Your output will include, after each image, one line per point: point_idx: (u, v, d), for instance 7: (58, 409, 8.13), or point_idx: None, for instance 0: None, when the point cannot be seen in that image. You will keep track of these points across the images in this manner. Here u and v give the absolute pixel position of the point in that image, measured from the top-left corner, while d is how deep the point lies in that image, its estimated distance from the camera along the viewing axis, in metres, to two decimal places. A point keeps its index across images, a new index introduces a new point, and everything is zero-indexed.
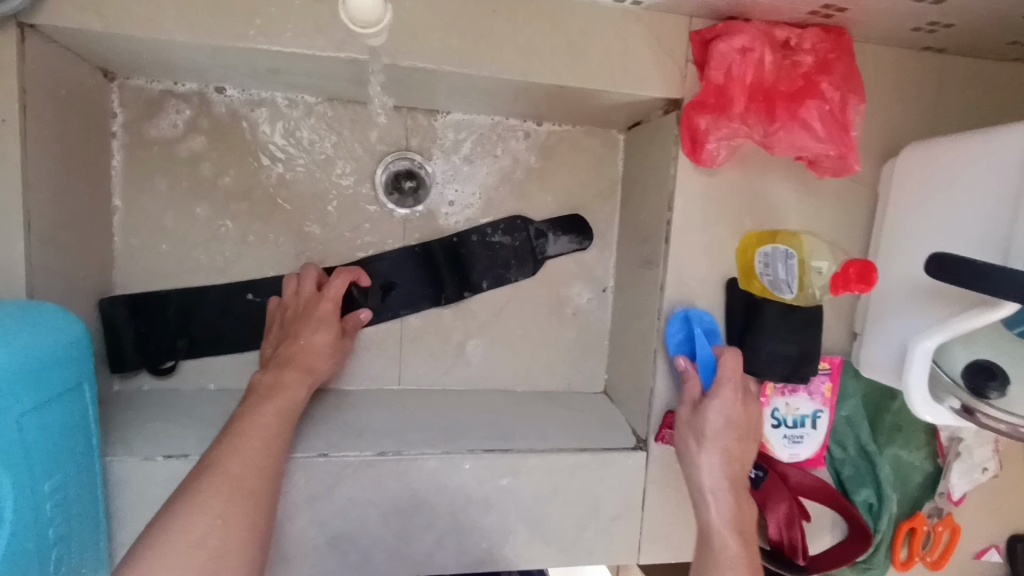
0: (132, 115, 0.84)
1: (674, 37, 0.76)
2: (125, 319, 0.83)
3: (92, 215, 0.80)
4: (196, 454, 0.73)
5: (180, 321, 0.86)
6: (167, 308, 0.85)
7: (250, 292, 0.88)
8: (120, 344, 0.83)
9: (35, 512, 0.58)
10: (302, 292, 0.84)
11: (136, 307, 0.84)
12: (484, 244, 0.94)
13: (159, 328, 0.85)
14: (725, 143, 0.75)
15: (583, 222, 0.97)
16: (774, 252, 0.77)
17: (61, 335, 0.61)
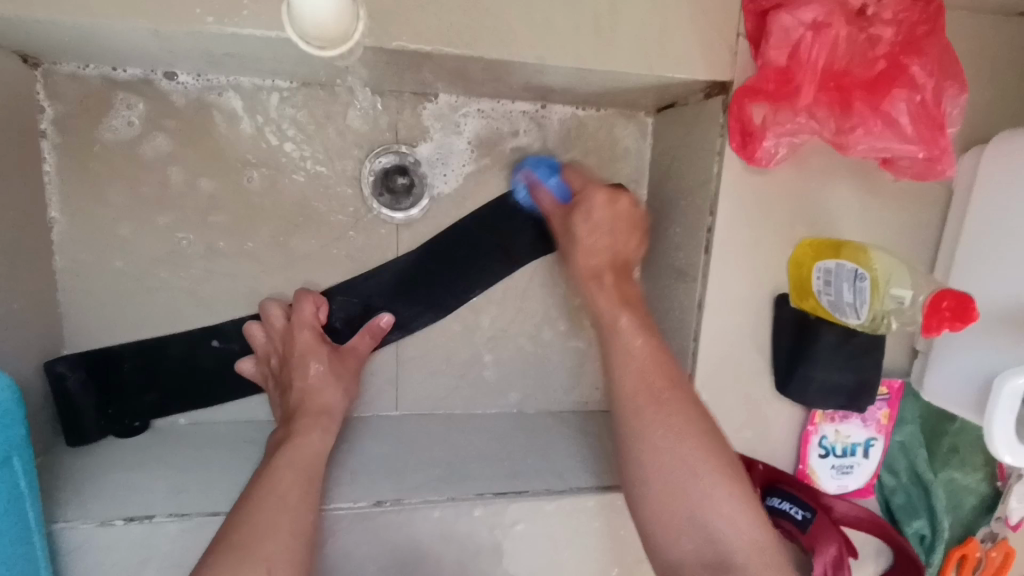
0: (66, 109, 0.70)
1: (724, 7, 0.62)
2: (83, 383, 0.71)
3: (24, 234, 0.66)
4: (164, 515, 0.63)
5: (148, 377, 0.74)
6: (131, 362, 0.74)
7: (215, 339, 0.76)
8: (80, 414, 0.71)
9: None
10: (273, 327, 0.74)
11: (93, 366, 0.72)
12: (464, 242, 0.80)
13: (125, 389, 0.73)
14: (786, 139, 0.63)
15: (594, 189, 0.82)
16: (839, 267, 0.64)
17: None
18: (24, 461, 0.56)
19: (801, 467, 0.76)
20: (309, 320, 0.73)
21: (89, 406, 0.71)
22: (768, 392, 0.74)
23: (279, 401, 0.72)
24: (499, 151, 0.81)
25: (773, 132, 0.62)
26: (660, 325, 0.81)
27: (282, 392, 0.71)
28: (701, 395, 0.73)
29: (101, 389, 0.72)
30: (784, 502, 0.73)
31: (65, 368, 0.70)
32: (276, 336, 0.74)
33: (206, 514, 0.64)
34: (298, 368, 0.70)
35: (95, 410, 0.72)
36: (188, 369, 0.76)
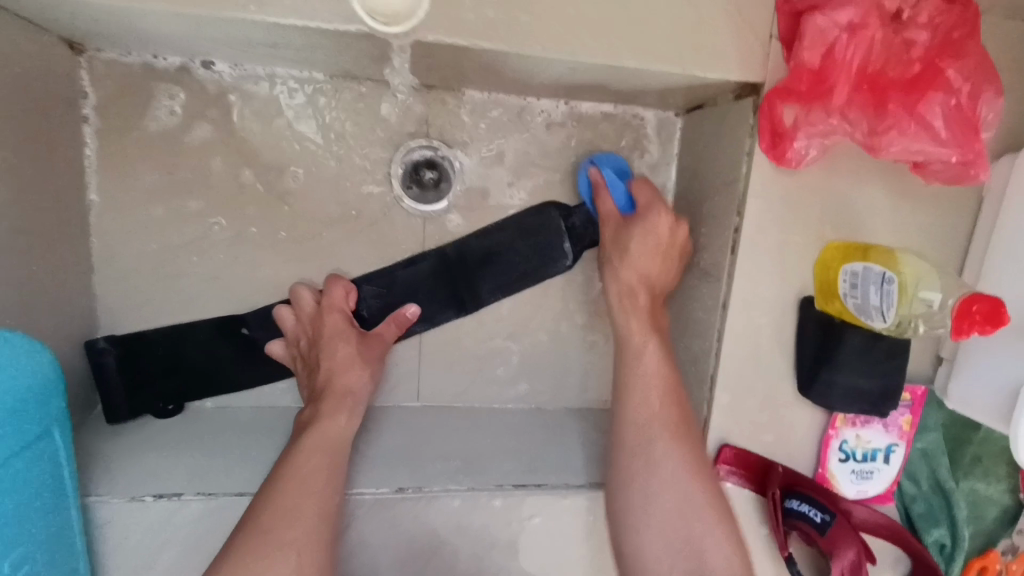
0: (107, 95, 0.72)
1: (757, 9, 0.63)
2: (117, 364, 0.73)
3: (63, 214, 0.68)
4: (191, 493, 0.64)
5: (177, 363, 0.75)
6: (164, 346, 0.75)
7: (244, 326, 0.77)
8: (112, 393, 0.73)
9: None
10: (303, 310, 0.75)
11: (129, 348, 0.74)
12: (493, 246, 0.81)
13: (154, 373, 0.75)
14: (817, 140, 0.63)
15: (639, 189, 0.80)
16: (867, 270, 0.64)
17: (15, 374, 0.52)
18: (64, 436, 0.58)
19: (821, 471, 0.76)
20: (339, 304, 0.75)
21: (121, 386, 0.73)
22: (790, 394, 0.74)
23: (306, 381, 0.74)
24: (526, 149, 0.82)
25: (803, 133, 0.63)
26: (682, 325, 0.81)
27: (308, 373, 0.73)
28: (723, 395, 0.73)
29: (132, 370, 0.74)
30: (802, 504, 0.73)
31: (102, 347, 0.73)
32: (305, 319, 0.75)
33: (232, 494, 0.65)
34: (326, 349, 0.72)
35: (126, 390, 0.74)
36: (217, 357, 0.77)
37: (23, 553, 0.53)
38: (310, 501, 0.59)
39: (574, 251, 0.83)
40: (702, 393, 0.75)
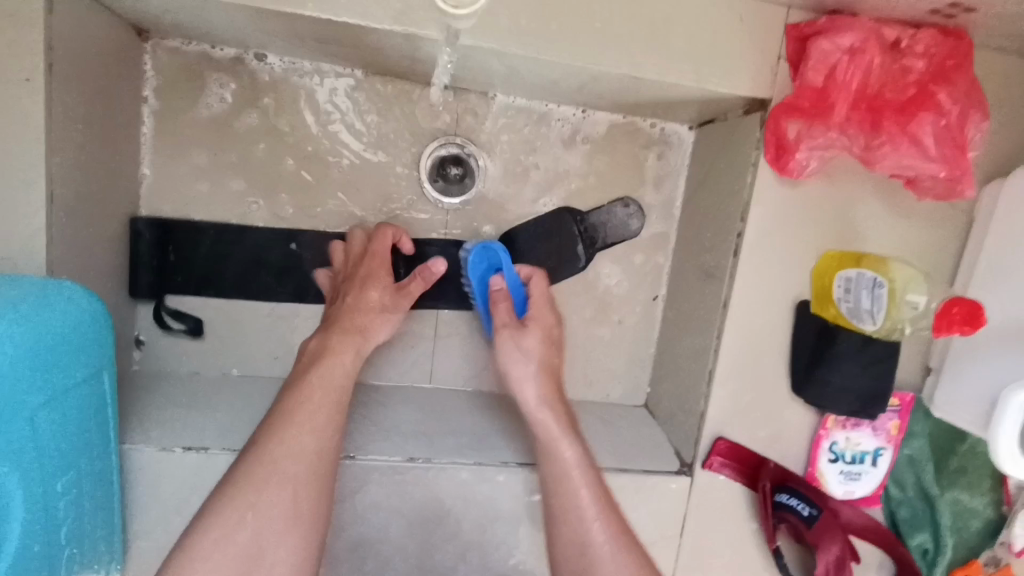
0: (167, 79, 0.78)
1: (768, 31, 0.69)
2: (151, 247, 0.78)
3: (118, 184, 0.74)
4: (217, 449, 0.68)
5: (203, 276, 0.80)
6: (195, 254, 0.79)
7: (292, 242, 0.81)
8: (140, 274, 0.78)
9: (49, 511, 0.54)
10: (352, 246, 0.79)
11: (164, 242, 0.78)
12: (530, 239, 0.87)
13: (182, 276, 0.79)
14: (817, 153, 0.68)
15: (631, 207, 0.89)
16: (860, 275, 0.72)
17: (71, 314, 0.57)
18: (110, 379, 0.62)
19: (811, 470, 0.80)
20: (382, 254, 0.77)
21: (148, 273, 0.78)
22: (784, 393, 0.78)
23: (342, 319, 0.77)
24: (547, 152, 0.88)
25: (806, 145, 0.68)
26: (685, 325, 0.86)
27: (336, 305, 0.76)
28: (719, 390, 0.77)
29: (163, 260, 0.78)
30: (792, 499, 0.76)
31: (142, 226, 0.77)
32: (350, 257, 0.78)
33: None
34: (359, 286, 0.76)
35: (152, 279, 0.78)
36: (239, 290, 0.81)
37: (74, 480, 0.57)
38: (327, 459, 0.63)
39: (587, 254, 0.89)
40: (701, 388, 0.79)
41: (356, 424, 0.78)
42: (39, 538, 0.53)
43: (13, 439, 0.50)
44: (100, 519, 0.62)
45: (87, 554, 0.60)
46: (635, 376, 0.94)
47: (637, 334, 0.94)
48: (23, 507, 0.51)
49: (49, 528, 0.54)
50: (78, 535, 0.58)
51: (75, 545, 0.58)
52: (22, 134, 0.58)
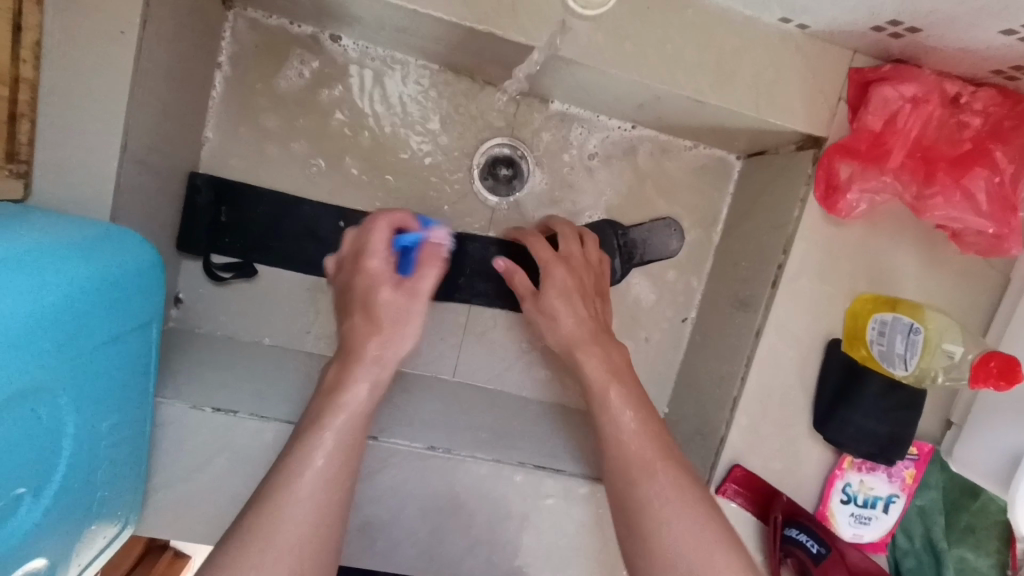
0: (243, 48, 0.81)
1: (831, 73, 0.71)
2: (206, 202, 0.78)
3: (184, 143, 0.76)
4: (246, 413, 0.69)
5: (253, 237, 0.80)
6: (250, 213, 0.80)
7: (342, 220, 0.82)
8: (193, 225, 0.78)
9: (92, 449, 0.57)
10: (566, 236, 0.82)
11: (220, 198, 0.79)
12: None
13: (233, 233, 0.80)
14: (868, 196, 0.70)
15: (672, 223, 0.91)
16: (896, 320, 0.71)
17: (133, 262, 0.59)
18: (158, 331, 0.64)
19: (822, 508, 0.80)
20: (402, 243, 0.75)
21: (201, 226, 0.79)
22: (804, 428, 0.79)
23: (562, 320, 0.76)
24: (596, 164, 0.90)
25: (857, 186, 0.70)
26: (711, 349, 0.87)
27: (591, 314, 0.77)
28: (741, 418, 0.78)
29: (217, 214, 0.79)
30: (802, 534, 0.77)
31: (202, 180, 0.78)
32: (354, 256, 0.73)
33: (282, 420, 0.70)
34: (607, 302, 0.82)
35: (204, 233, 0.79)
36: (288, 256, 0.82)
37: (118, 423, 0.60)
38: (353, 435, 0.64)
39: (622, 268, 0.90)
40: (722, 414, 0.80)
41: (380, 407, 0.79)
42: (79, 473, 0.56)
43: (71, 375, 0.53)
44: (133, 467, 0.64)
45: (118, 499, 0.62)
46: (654, 395, 0.95)
47: (661, 353, 0.95)
48: (69, 441, 0.54)
49: (91, 465, 0.57)
50: (114, 477, 0.61)
51: (110, 487, 0.61)
52: (111, 83, 0.61)
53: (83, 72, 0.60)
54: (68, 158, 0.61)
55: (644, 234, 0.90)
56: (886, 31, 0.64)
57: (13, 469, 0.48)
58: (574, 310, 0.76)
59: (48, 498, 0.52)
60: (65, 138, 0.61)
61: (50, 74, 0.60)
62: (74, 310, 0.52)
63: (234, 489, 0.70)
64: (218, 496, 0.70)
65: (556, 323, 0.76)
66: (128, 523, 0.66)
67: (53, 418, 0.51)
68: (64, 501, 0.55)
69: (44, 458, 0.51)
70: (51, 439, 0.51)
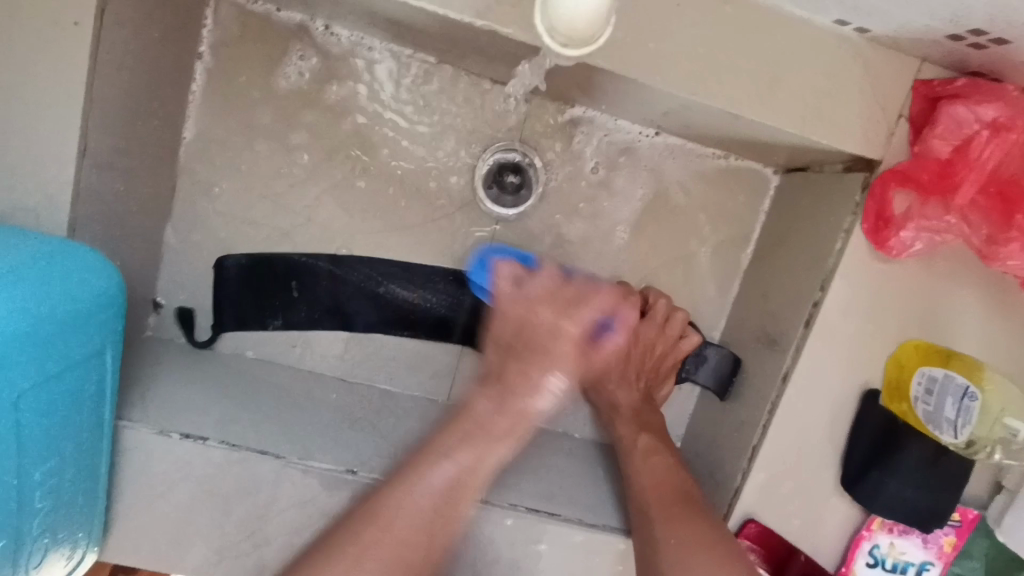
0: (229, 37, 0.74)
1: (889, 85, 0.61)
2: (237, 279, 0.77)
3: (159, 141, 0.70)
4: (215, 441, 0.64)
5: (254, 302, 0.78)
6: (272, 277, 0.77)
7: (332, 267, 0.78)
8: (224, 301, 0.77)
9: (21, 501, 0.50)
10: (655, 316, 0.81)
11: (249, 273, 0.76)
12: (637, 326, 0.81)
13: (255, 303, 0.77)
14: (927, 234, 0.62)
15: (723, 383, 0.80)
16: (947, 379, 0.63)
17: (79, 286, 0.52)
18: (114, 358, 0.57)
19: (843, 570, 0.71)
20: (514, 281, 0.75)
21: (227, 303, 0.77)
22: (830, 484, 0.70)
23: (619, 393, 0.81)
24: (612, 172, 0.82)
25: (914, 224, 0.62)
26: (731, 385, 0.79)
27: (646, 389, 0.83)
28: (759, 470, 0.70)
29: (245, 290, 0.77)
30: None
31: (230, 264, 0.76)
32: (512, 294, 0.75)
33: (256, 450, 0.65)
34: (664, 381, 0.84)
35: (236, 307, 0.77)
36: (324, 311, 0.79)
37: (56, 466, 0.53)
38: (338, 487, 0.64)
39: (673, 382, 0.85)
40: (738, 462, 0.72)
41: (363, 433, 0.73)
42: (6, 531, 0.49)
43: None
44: (81, 502, 0.58)
45: (67, 537, 0.57)
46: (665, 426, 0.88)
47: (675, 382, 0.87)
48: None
49: (20, 519, 0.51)
50: (54, 522, 0.55)
51: (47, 533, 0.55)
52: (65, 82, 0.54)
53: (33, 69, 0.54)
54: (18, 163, 0.56)
55: (697, 365, 0.83)
56: (964, 40, 0.55)
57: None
58: (631, 386, 0.82)
59: None
60: (15, 139, 0.55)
61: None
62: None
63: (200, 519, 0.65)
64: (184, 526, 0.66)
65: (609, 390, 0.81)
66: (81, 556, 0.62)
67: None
68: None
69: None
70: None
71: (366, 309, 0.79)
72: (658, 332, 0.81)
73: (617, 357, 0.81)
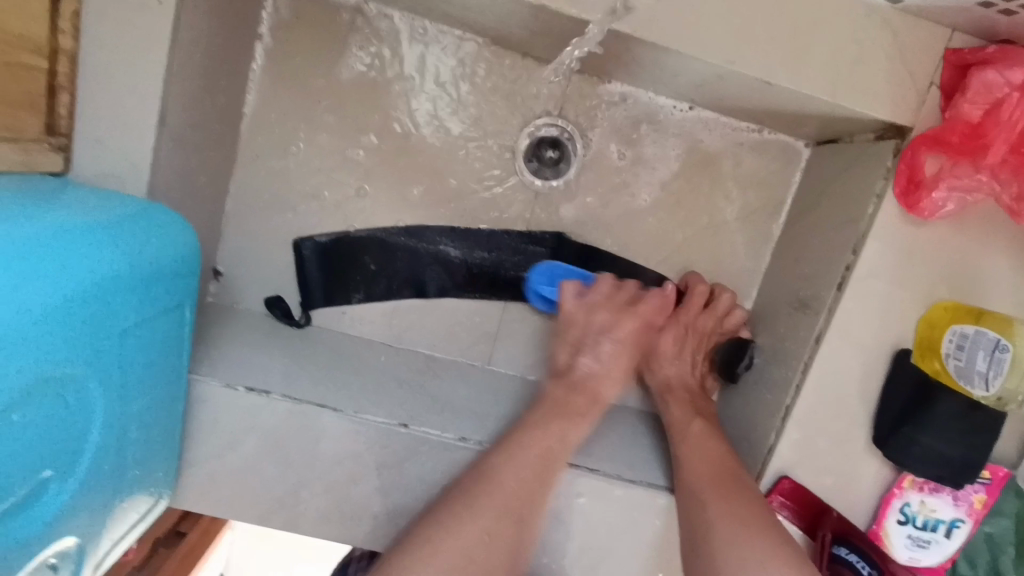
0: (287, 19, 0.78)
1: (921, 53, 0.64)
2: (316, 257, 0.83)
3: (224, 117, 0.75)
4: (279, 394, 0.68)
5: (338, 277, 0.83)
6: (350, 251, 0.83)
7: (407, 236, 0.83)
8: (309, 282, 0.83)
9: (121, 434, 0.54)
10: (718, 307, 0.85)
11: (326, 252, 0.83)
12: (700, 312, 0.85)
13: (335, 276, 0.83)
14: (956, 194, 0.65)
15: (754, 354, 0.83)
16: (978, 334, 0.63)
17: (167, 239, 0.57)
18: (192, 310, 0.62)
19: (875, 527, 0.74)
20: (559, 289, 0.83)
21: (314, 281, 0.83)
22: (861, 442, 0.73)
23: (673, 370, 0.85)
24: (648, 146, 0.85)
25: (944, 184, 0.65)
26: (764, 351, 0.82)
27: (696, 373, 0.87)
28: (793, 429, 0.73)
29: (324, 266, 0.83)
30: (852, 555, 0.70)
31: (307, 245, 0.83)
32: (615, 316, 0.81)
33: (316, 403, 0.69)
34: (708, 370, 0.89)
35: (317, 282, 0.83)
36: (402, 281, 0.84)
37: (147, 406, 0.58)
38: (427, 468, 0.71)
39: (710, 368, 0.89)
40: (772, 422, 0.75)
41: (410, 391, 0.77)
42: (108, 461, 0.53)
43: (99, 358, 0.50)
44: (163, 446, 0.63)
45: (151, 477, 0.62)
46: None
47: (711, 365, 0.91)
48: (98, 427, 0.51)
49: (120, 452, 0.55)
50: (142, 459, 0.59)
51: (138, 469, 0.59)
52: (149, 55, 0.59)
53: (120, 44, 0.58)
54: (107, 131, 0.60)
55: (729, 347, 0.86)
56: (994, 7, 0.57)
57: (40, 454, 0.45)
58: (685, 364, 0.85)
59: (74, 485, 0.49)
60: (103, 109, 0.60)
61: (89, 43, 0.58)
62: (105, 293, 0.49)
63: (265, 470, 0.70)
64: (249, 474, 0.70)
65: (662, 367, 0.85)
66: (159, 498, 0.66)
67: (82, 404, 0.49)
68: (91, 490, 0.52)
69: (74, 445, 0.48)
70: (79, 428, 0.49)
71: (437, 274, 0.84)
72: (718, 321, 0.86)
73: (675, 339, 0.85)
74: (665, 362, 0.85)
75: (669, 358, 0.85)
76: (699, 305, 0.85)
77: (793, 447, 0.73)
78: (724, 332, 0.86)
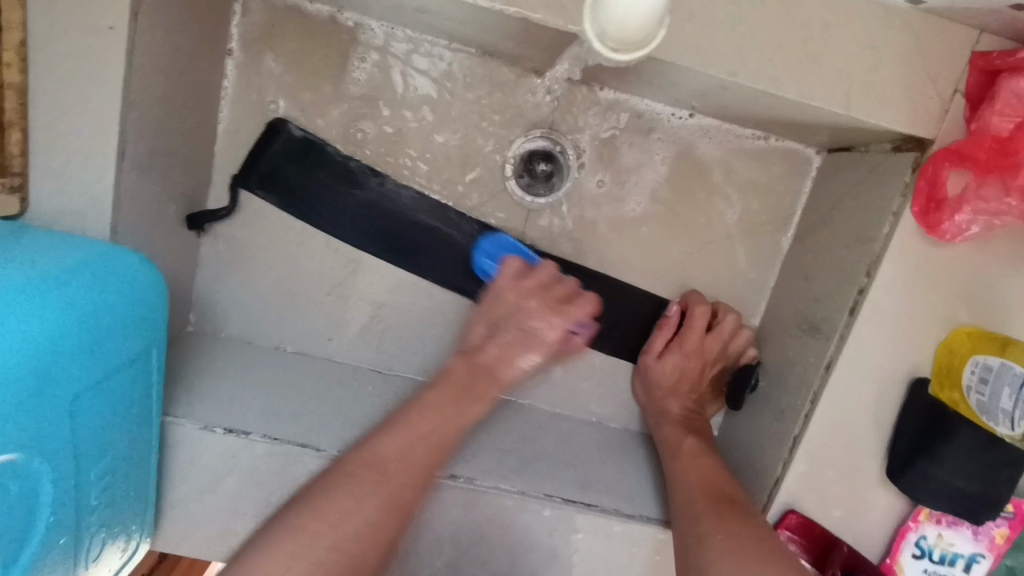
0: (258, 31, 0.74)
1: (944, 59, 0.58)
2: (294, 144, 0.75)
3: (194, 140, 0.70)
4: (257, 434, 0.65)
5: (294, 182, 0.76)
6: (325, 162, 0.76)
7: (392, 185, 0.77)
8: (268, 148, 0.75)
9: (79, 498, 0.52)
10: (721, 330, 0.80)
11: (307, 145, 0.75)
12: (702, 337, 0.80)
13: (289, 168, 0.76)
14: (982, 218, 0.59)
15: (756, 385, 0.79)
16: (1003, 368, 0.58)
17: (127, 289, 0.53)
18: (159, 357, 0.59)
19: (888, 561, 0.69)
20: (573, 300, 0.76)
21: (273, 154, 0.75)
22: (875, 474, 0.69)
23: (671, 401, 0.81)
24: (646, 156, 0.80)
25: (968, 207, 0.59)
26: (772, 374, 0.77)
27: (697, 398, 0.83)
28: (802, 461, 0.68)
29: (292, 160, 0.75)
30: None
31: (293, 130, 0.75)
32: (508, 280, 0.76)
33: (297, 444, 0.66)
34: (709, 394, 0.84)
35: (267, 161, 0.75)
36: (346, 213, 0.77)
37: (109, 465, 0.55)
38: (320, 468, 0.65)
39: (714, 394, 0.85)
40: (778, 452, 0.71)
41: None
42: (65, 527, 0.51)
43: (45, 430, 0.47)
44: (134, 496, 0.61)
45: (121, 528, 0.59)
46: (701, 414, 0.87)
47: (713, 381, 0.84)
48: (48, 499, 0.48)
49: (78, 515, 0.52)
50: (107, 515, 0.57)
51: (104, 526, 0.57)
52: (102, 85, 0.55)
53: (69, 75, 0.54)
54: (62, 168, 0.56)
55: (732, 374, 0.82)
56: None
57: None
58: (685, 394, 0.81)
59: (23, 563, 0.47)
60: (55, 145, 0.56)
61: (40, 76, 0.54)
62: (52, 361, 0.46)
63: (245, 510, 0.68)
64: (230, 515, 0.68)
65: (659, 395, 0.81)
66: (137, 544, 0.64)
67: (26, 481, 0.46)
68: (46, 560, 0.50)
69: (20, 524, 0.46)
70: (25, 505, 0.46)
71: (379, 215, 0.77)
72: (719, 344, 0.80)
73: (672, 366, 0.80)
74: (662, 389, 0.81)
75: (665, 386, 0.81)
76: (701, 327, 0.79)
77: (802, 481, 0.69)
78: (725, 356, 0.81)
